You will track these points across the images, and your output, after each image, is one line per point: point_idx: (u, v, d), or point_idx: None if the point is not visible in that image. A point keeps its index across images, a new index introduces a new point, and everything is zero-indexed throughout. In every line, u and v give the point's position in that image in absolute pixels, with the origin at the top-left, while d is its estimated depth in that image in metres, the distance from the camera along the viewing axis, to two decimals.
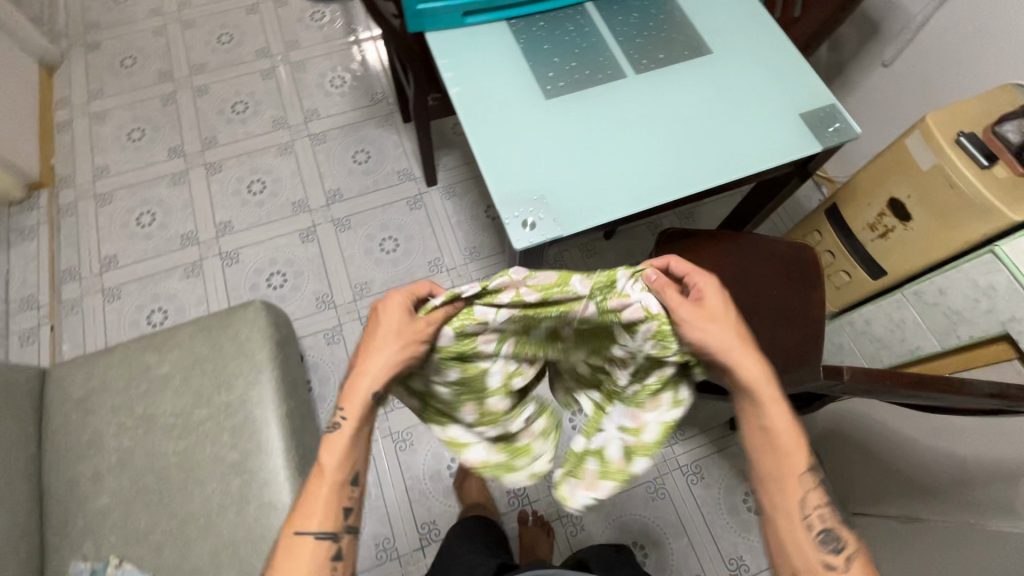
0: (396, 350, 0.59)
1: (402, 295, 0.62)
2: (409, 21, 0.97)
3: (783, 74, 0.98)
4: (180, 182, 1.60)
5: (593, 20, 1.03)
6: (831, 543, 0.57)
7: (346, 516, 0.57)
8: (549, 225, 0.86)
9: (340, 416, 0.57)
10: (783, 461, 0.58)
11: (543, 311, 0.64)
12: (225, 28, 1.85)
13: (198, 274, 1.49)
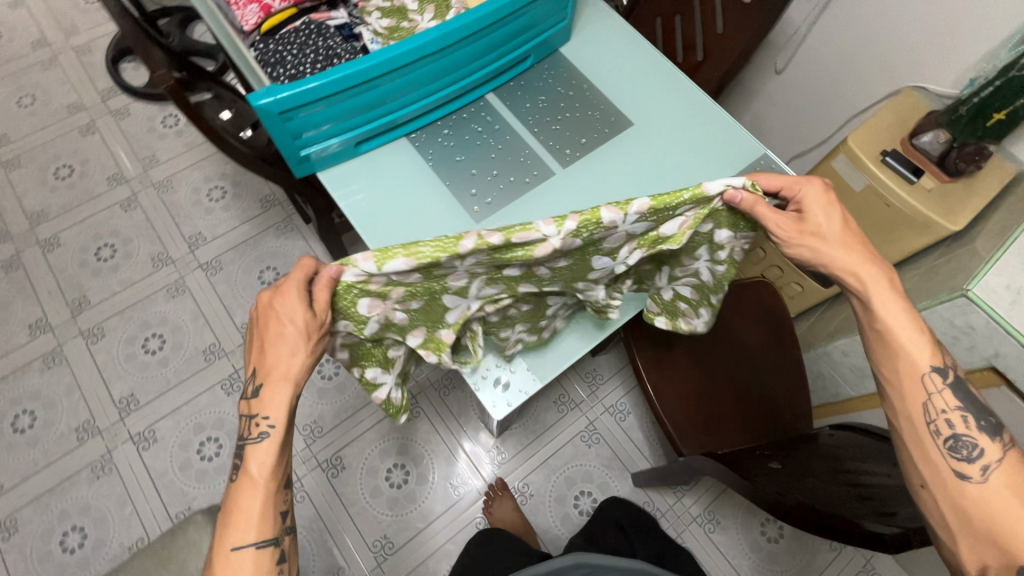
0: (308, 351, 0.63)
1: (297, 282, 0.62)
2: (297, 167, 0.82)
3: (709, 129, 0.93)
4: (56, 363, 1.33)
5: (500, 112, 0.93)
6: (961, 450, 0.60)
7: (283, 519, 0.63)
8: (524, 378, 0.78)
9: (266, 425, 0.62)
10: (910, 367, 0.64)
11: (509, 253, 0.59)
12: (60, 159, 1.56)
13: (110, 469, 1.25)
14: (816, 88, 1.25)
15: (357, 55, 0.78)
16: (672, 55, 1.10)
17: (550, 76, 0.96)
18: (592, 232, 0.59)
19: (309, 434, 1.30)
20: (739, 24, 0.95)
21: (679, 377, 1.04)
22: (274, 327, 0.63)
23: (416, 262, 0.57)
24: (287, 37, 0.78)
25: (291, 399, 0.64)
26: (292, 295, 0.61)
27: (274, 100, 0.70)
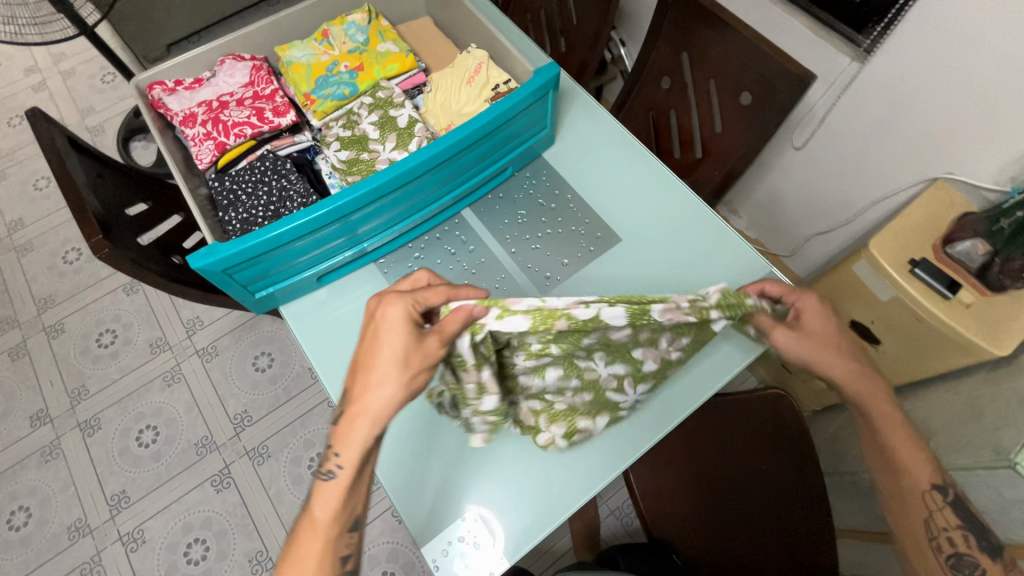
0: (399, 378, 0.58)
1: (401, 309, 0.58)
2: (254, 306, 0.77)
3: (706, 244, 0.84)
4: (54, 457, 1.33)
5: (476, 231, 0.86)
6: (964, 568, 0.64)
7: (346, 562, 0.60)
8: (491, 556, 0.68)
9: (337, 464, 0.60)
10: (908, 481, 0.69)
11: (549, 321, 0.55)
12: (69, 242, 1.59)
13: (99, 572, 1.22)
14: (834, 168, 1.14)
15: (310, 196, 0.73)
16: (669, 148, 1.01)
17: (531, 187, 0.90)
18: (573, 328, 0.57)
19: None
20: (739, 125, 0.86)
21: (677, 507, 0.95)
22: (367, 351, 0.60)
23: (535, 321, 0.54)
24: (242, 175, 0.75)
25: (371, 442, 0.60)
26: (395, 322, 0.58)
27: (213, 260, 0.65)
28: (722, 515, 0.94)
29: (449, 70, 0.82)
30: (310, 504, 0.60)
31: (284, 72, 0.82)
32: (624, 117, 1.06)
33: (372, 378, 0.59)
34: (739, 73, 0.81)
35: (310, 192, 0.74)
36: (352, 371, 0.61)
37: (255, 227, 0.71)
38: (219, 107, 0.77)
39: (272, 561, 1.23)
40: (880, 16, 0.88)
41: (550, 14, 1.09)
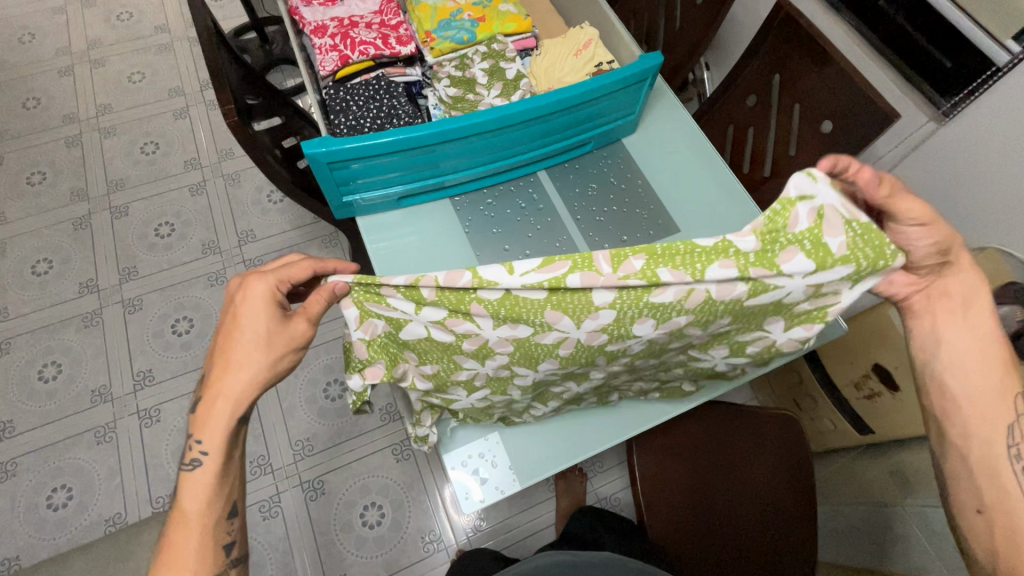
0: (260, 353, 0.63)
1: (264, 286, 0.65)
2: (335, 209, 0.84)
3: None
4: (93, 324, 1.41)
5: (547, 192, 0.92)
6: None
7: (230, 552, 0.62)
8: (504, 478, 0.77)
9: (199, 450, 0.62)
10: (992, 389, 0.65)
11: (466, 296, 0.60)
12: (149, 135, 1.68)
13: (111, 438, 1.29)
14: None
15: (415, 119, 0.80)
16: (739, 163, 1.06)
17: (605, 166, 0.95)
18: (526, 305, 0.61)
19: (298, 452, 1.30)
20: (814, 153, 0.91)
21: (674, 505, 0.99)
22: (227, 332, 0.64)
23: (422, 293, 0.60)
24: (357, 88, 0.82)
25: (231, 421, 0.63)
26: (255, 301, 0.64)
27: (325, 150, 0.72)
28: (713, 521, 0.98)
29: (560, 40, 0.89)
30: (176, 489, 0.61)
31: (411, 9, 0.89)
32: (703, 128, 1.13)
33: (233, 362, 0.63)
34: (829, 101, 0.86)
35: (414, 116, 0.80)
36: (217, 353, 0.64)
37: (361, 133, 0.77)
38: (349, 25, 0.84)
39: (272, 467, 1.28)
40: (965, 83, 0.90)
41: (654, 18, 1.15)
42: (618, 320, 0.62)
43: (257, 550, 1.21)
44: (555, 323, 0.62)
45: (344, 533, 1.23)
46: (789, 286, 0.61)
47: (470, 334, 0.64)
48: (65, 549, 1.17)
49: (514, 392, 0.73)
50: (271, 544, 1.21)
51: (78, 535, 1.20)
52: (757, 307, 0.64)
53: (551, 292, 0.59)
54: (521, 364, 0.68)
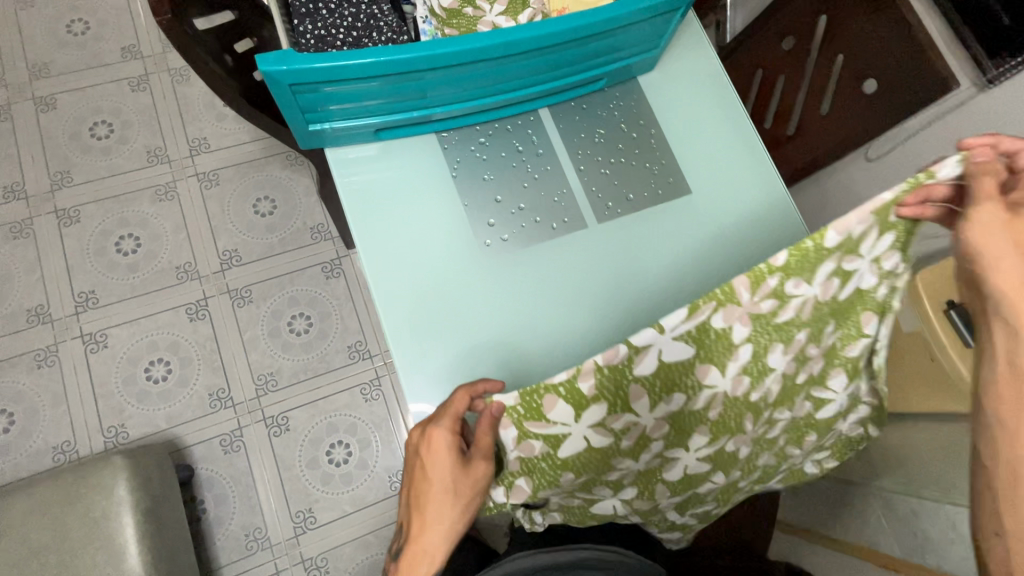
0: (455, 505, 0.57)
1: (445, 433, 0.57)
2: (300, 139, 0.71)
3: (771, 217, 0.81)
4: (23, 235, 1.25)
5: (549, 134, 0.80)
6: None
7: None
8: None
9: None
10: None
11: (617, 370, 0.58)
12: (76, 11, 1.41)
13: (54, 362, 1.19)
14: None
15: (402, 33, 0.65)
16: (762, 113, 0.99)
17: (616, 106, 0.83)
18: (704, 338, 0.60)
19: (262, 386, 1.24)
20: (850, 114, 0.83)
21: None
22: (418, 484, 0.58)
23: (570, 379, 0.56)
24: None
25: None
26: (442, 453, 0.57)
27: (284, 70, 0.58)
28: None
29: None
30: None
31: None
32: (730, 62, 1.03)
33: (429, 517, 0.57)
34: (877, 57, 0.77)
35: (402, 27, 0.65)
36: (413, 508, 0.58)
37: (332, 48, 0.63)
38: None
39: (233, 401, 1.22)
40: None
41: None
42: (755, 356, 0.64)
43: (218, 483, 1.18)
44: (704, 379, 0.64)
45: (308, 469, 1.21)
46: (860, 266, 0.61)
47: (627, 425, 0.63)
48: (11, 475, 1.12)
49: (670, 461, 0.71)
50: (234, 477, 1.19)
51: (23, 463, 1.13)
52: (848, 298, 0.65)
53: (696, 338, 0.59)
54: (675, 443, 0.70)
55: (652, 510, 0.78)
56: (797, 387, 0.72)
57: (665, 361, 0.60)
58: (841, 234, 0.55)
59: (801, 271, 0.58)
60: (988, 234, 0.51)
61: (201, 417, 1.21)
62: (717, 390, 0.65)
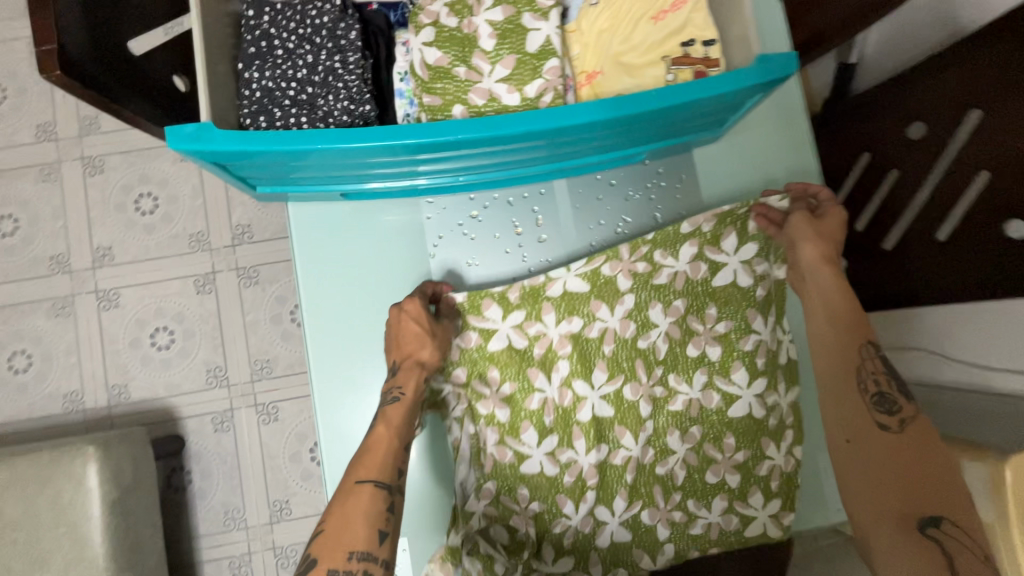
0: (429, 340, 0.68)
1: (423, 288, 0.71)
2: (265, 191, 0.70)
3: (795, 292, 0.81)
4: (51, 179, 1.25)
5: (555, 220, 0.76)
6: (884, 406, 0.62)
7: (381, 541, 0.55)
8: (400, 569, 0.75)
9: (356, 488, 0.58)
10: (838, 340, 0.67)
11: (534, 298, 0.74)
12: None
13: (70, 313, 1.22)
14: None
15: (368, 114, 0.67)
16: (865, 210, 0.98)
17: (655, 187, 0.78)
18: (581, 305, 0.74)
19: (257, 372, 1.22)
20: (972, 245, 0.80)
21: None
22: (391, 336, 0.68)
23: (502, 300, 0.73)
24: (303, 47, 0.67)
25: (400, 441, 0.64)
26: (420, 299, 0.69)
27: (196, 148, 0.55)
28: None
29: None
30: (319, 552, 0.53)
31: None
32: (834, 148, 1.04)
33: (404, 346, 0.68)
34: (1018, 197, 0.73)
35: (361, 95, 0.67)
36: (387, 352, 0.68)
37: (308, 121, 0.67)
38: None
39: (228, 380, 1.22)
40: None
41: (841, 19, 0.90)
42: (639, 306, 0.75)
43: (206, 458, 1.21)
44: (598, 313, 0.75)
45: (291, 462, 1.21)
46: (728, 262, 0.77)
47: (540, 335, 0.74)
48: (26, 414, 1.19)
49: (580, 444, 0.72)
50: (221, 455, 1.21)
51: (37, 404, 1.20)
52: (730, 292, 0.76)
53: (591, 281, 0.74)
54: (580, 378, 0.74)
55: (587, 541, 0.72)
56: (693, 360, 0.76)
57: (569, 292, 0.74)
58: (692, 227, 0.75)
59: (667, 245, 0.75)
60: (796, 227, 0.71)
61: (197, 391, 1.22)
62: (609, 325, 0.75)
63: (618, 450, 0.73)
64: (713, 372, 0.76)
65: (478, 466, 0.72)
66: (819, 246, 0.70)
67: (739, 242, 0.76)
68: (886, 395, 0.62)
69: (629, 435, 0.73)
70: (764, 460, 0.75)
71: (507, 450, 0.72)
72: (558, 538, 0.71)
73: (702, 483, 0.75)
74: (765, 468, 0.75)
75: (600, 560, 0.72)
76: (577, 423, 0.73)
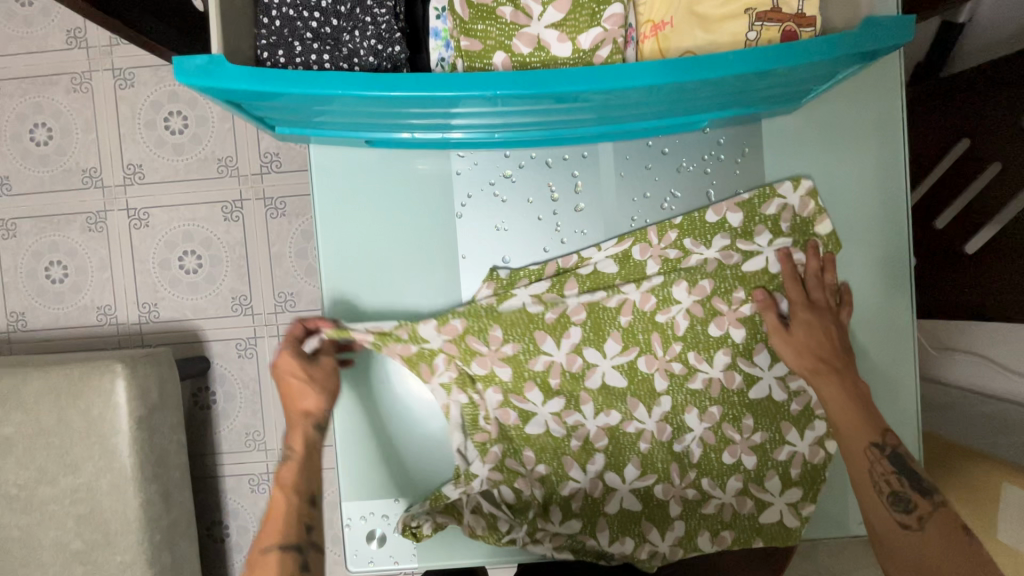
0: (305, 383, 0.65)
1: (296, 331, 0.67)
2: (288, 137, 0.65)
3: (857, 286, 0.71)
4: (82, 89, 1.22)
5: (597, 187, 0.70)
6: (901, 504, 0.59)
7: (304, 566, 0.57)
8: (400, 545, 0.73)
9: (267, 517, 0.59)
10: (851, 437, 0.63)
11: (563, 278, 0.69)
12: None
13: (102, 228, 1.23)
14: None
15: (397, 53, 0.61)
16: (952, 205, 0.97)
17: (711, 160, 0.70)
18: (613, 280, 0.70)
19: (281, 304, 1.23)
20: None
21: None
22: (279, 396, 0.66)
23: (533, 277, 0.69)
24: None
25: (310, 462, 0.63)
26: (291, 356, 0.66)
27: (212, 86, 0.50)
28: None
29: None
30: None
31: None
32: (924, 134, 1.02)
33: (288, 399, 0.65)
34: None
35: (390, 34, 0.61)
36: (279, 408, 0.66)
37: (335, 60, 0.61)
38: None
39: (253, 309, 1.23)
40: None
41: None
42: (664, 285, 0.70)
43: (229, 381, 1.24)
44: (625, 293, 0.70)
45: None
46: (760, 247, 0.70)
47: (557, 304, 0.70)
48: (64, 323, 1.23)
49: (587, 405, 0.71)
50: (244, 380, 1.25)
51: (73, 314, 1.24)
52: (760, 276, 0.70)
53: (620, 264, 0.70)
54: (591, 345, 0.70)
55: (595, 506, 0.72)
56: (715, 338, 0.71)
57: (598, 275, 0.70)
58: (719, 215, 0.69)
59: (698, 232, 0.69)
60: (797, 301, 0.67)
61: (223, 317, 1.24)
62: (630, 297, 0.70)
63: (631, 420, 0.71)
64: (737, 350, 0.71)
65: (478, 432, 0.70)
66: (799, 355, 0.67)
67: (775, 237, 0.70)
68: (902, 494, 0.59)
69: (643, 408, 0.71)
70: (783, 445, 0.71)
71: (508, 413, 0.70)
72: (568, 500, 0.72)
73: (718, 462, 0.71)
74: (784, 454, 0.72)
75: (609, 525, 0.72)
76: (587, 388, 0.71)
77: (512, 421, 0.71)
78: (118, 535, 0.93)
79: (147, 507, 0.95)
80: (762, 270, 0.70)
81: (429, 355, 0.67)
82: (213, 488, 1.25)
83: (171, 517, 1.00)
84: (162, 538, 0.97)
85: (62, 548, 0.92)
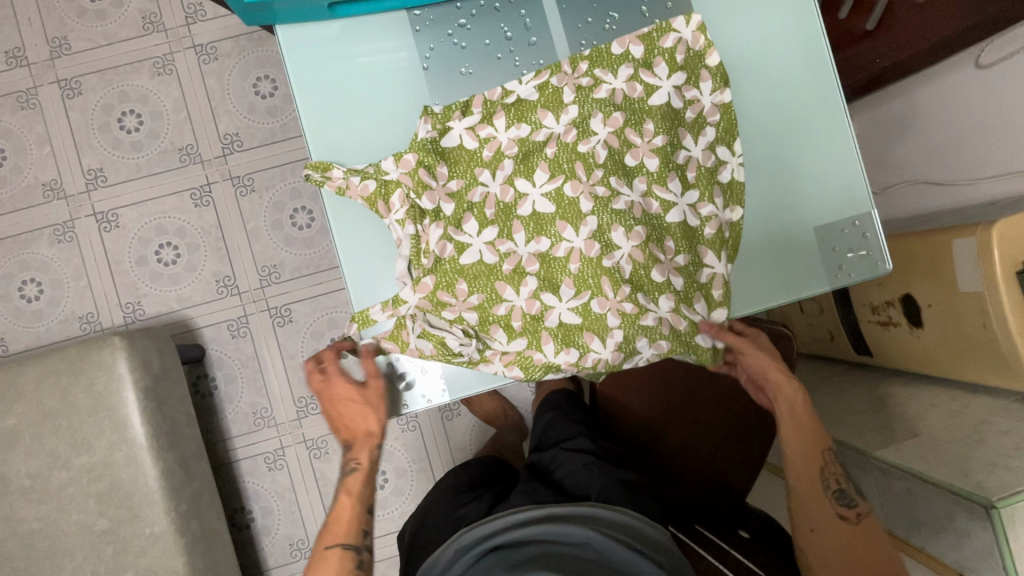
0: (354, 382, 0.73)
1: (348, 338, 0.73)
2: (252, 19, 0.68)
3: (794, 79, 0.76)
4: (30, 105, 1.23)
5: (544, 19, 0.74)
6: (843, 500, 0.75)
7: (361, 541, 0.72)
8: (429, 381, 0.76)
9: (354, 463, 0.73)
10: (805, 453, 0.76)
11: (489, 108, 0.71)
12: None
13: (71, 237, 1.23)
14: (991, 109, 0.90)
15: None
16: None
17: None
18: (546, 103, 0.71)
19: (265, 277, 1.25)
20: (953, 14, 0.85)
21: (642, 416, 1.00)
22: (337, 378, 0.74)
23: (462, 111, 0.71)
24: None
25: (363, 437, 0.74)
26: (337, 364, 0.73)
27: None
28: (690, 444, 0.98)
29: None
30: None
31: None
32: None
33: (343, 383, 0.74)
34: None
35: None
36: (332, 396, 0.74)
37: None
38: None
39: (239, 288, 1.24)
40: None
41: None
42: (581, 117, 0.71)
43: (227, 365, 1.24)
44: (545, 122, 0.71)
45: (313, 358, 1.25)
46: (664, 86, 0.73)
47: (487, 139, 0.71)
48: (46, 339, 1.21)
49: (519, 234, 0.71)
50: (242, 361, 1.25)
51: (55, 328, 1.22)
52: (665, 110, 0.72)
53: (541, 93, 0.71)
54: (522, 176, 0.71)
55: (534, 323, 0.72)
56: (630, 166, 0.72)
57: (525, 104, 0.71)
58: (623, 48, 0.72)
59: (605, 64, 0.72)
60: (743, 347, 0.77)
61: (210, 302, 1.24)
62: (555, 132, 0.71)
63: (560, 244, 0.70)
64: (649, 169, 0.73)
65: (422, 262, 0.70)
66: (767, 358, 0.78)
67: (673, 70, 0.73)
68: (844, 491, 0.75)
69: (569, 229, 0.70)
70: (703, 269, 0.74)
71: (445, 245, 0.70)
72: (507, 320, 0.72)
73: (650, 280, 0.71)
74: (706, 278, 0.75)
75: (553, 337, 0.72)
76: (518, 217, 0.71)
77: (449, 252, 0.70)
78: (143, 507, 0.92)
79: (167, 475, 0.94)
80: (667, 105, 0.73)
81: (387, 189, 0.69)
82: (230, 474, 1.24)
83: (194, 488, 1.00)
84: (188, 507, 0.97)
85: (87, 531, 0.90)
